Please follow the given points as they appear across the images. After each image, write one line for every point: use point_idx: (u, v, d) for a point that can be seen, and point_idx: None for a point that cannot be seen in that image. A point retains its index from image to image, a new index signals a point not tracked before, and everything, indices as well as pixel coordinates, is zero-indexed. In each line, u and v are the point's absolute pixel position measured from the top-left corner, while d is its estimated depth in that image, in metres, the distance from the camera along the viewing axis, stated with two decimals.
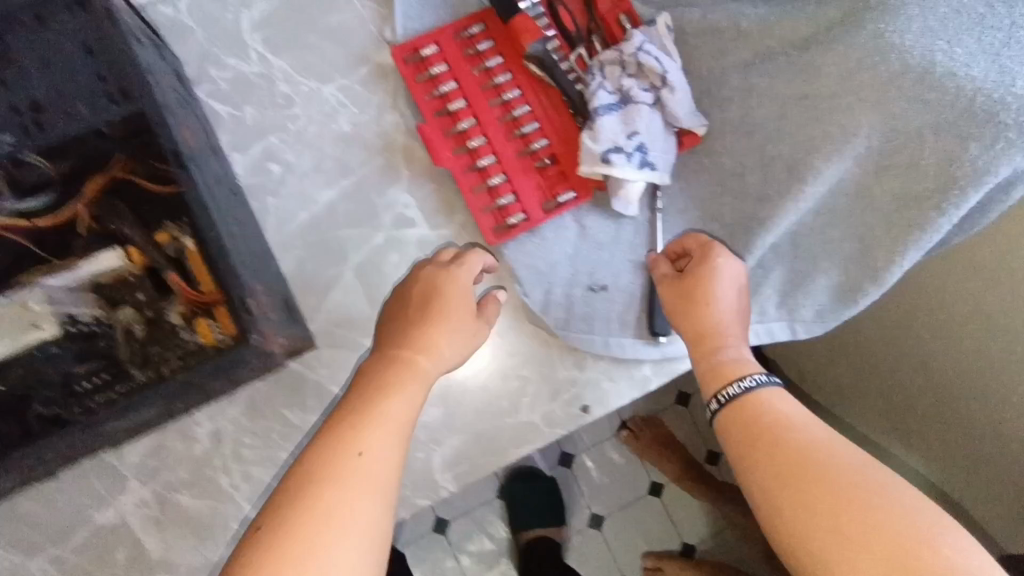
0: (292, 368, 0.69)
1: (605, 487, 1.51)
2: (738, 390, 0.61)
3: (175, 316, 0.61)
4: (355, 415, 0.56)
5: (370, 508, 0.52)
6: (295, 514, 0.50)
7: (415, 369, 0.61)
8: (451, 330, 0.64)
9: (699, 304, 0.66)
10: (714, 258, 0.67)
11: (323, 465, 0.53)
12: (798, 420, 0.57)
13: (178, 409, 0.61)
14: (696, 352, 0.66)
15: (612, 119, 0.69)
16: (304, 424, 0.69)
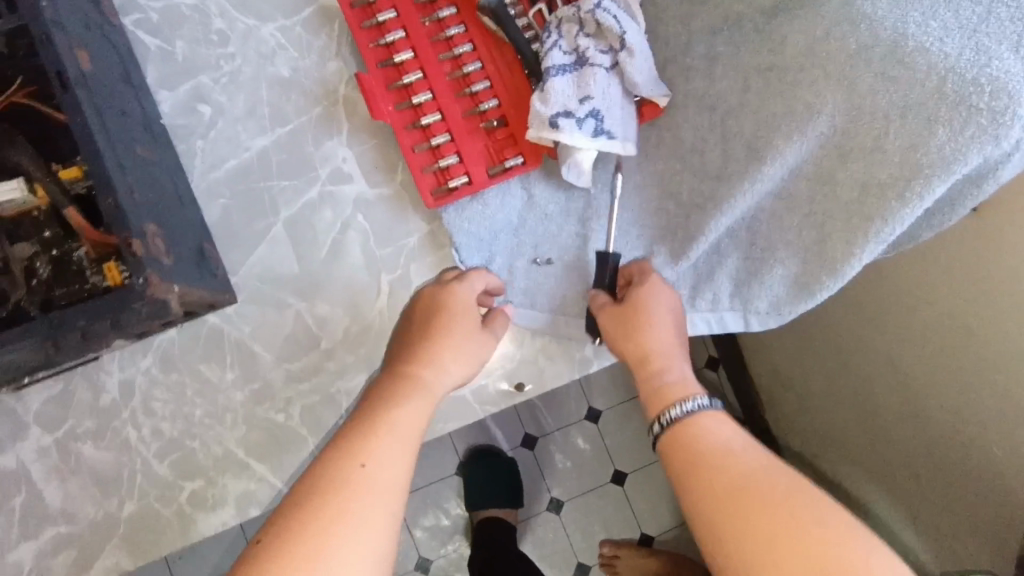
0: (211, 322, 0.66)
1: (568, 472, 1.48)
2: (680, 413, 0.58)
3: (82, 256, 0.60)
4: (363, 428, 0.53)
5: (376, 528, 0.49)
6: (298, 530, 0.47)
7: (418, 384, 0.58)
8: (461, 340, 0.61)
9: (640, 324, 0.63)
10: (653, 281, 0.65)
11: (326, 482, 0.49)
12: (734, 448, 0.55)
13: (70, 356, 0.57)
14: (637, 377, 0.63)
15: (565, 81, 0.65)
16: (221, 381, 0.66)
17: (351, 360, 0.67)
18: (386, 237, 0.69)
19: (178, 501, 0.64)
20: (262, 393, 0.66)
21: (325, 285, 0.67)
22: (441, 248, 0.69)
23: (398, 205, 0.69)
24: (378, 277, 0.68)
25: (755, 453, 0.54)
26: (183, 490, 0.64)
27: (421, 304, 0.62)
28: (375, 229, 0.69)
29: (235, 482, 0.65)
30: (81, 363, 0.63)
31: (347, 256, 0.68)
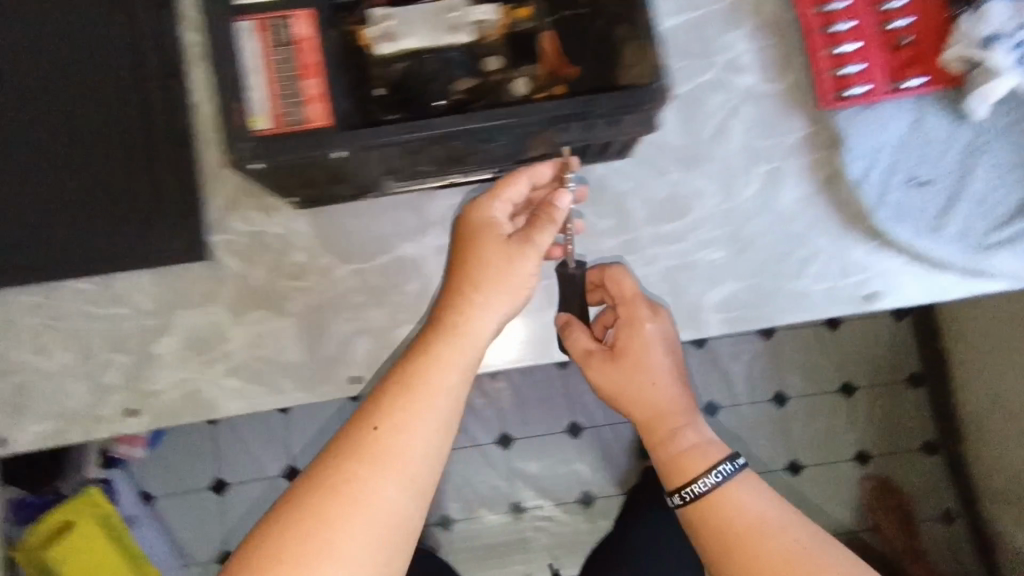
0: (597, 173, 0.72)
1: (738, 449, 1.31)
2: (705, 487, 0.63)
3: (518, 86, 0.63)
4: (390, 387, 0.53)
5: (394, 496, 0.50)
6: (315, 494, 0.49)
7: (456, 343, 0.55)
8: (500, 276, 0.57)
9: (635, 381, 0.66)
10: (638, 321, 0.67)
11: (347, 444, 0.51)
12: (758, 522, 0.60)
13: (520, 148, 0.59)
14: (650, 440, 0.68)
15: (1006, 5, 0.63)
16: (596, 228, 0.72)
17: (713, 236, 0.72)
18: (769, 130, 0.71)
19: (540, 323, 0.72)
20: (630, 246, 0.72)
21: (703, 162, 0.72)
22: (820, 151, 0.70)
23: (786, 101, 0.71)
24: (754, 166, 0.71)
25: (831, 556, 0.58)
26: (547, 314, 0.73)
27: (461, 235, 0.59)
28: (761, 119, 0.71)
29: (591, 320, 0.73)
30: (485, 180, 0.69)
31: (729, 139, 0.71)
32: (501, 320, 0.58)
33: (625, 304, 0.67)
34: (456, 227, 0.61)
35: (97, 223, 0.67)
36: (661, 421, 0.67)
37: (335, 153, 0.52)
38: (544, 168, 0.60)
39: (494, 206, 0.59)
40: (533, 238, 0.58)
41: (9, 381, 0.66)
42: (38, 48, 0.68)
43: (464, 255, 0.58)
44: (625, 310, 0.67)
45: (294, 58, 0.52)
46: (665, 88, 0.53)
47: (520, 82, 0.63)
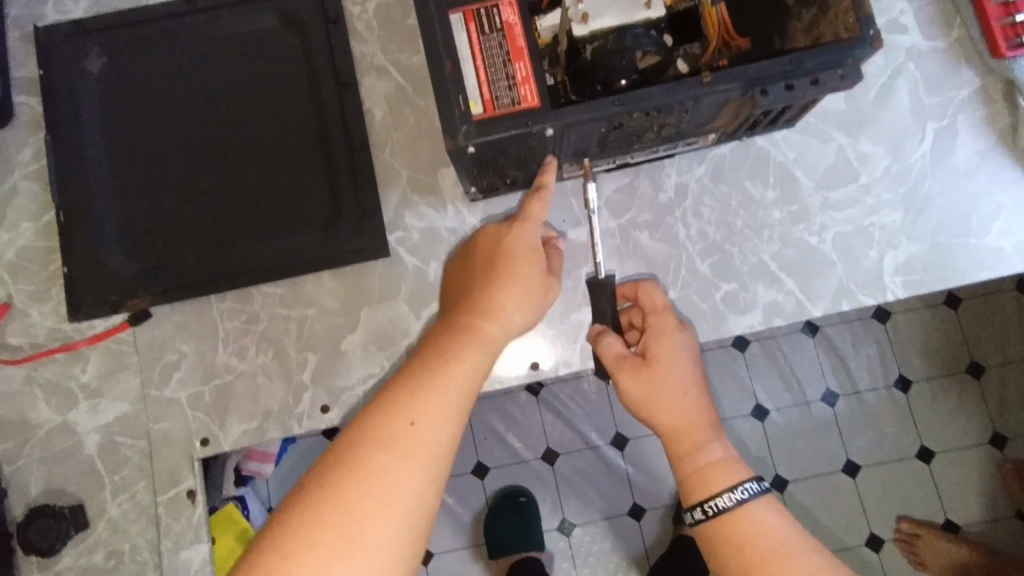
0: (759, 144, 0.72)
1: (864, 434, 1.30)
2: (729, 502, 0.59)
3: (681, 65, 0.64)
4: (419, 382, 0.54)
5: (413, 480, 0.51)
6: (347, 479, 0.49)
7: (481, 338, 0.58)
8: (525, 285, 0.60)
9: (663, 390, 0.63)
10: (668, 332, 0.65)
11: (376, 429, 0.52)
12: (786, 543, 0.58)
13: (705, 118, 0.61)
14: (676, 451, 0.64)
15: None
16: (762, 199, 0.71)
17: (887, 197, 0.70)
18: (937, 87, 0.71)
19: (714, 299, 0.71)
20: (799, 215, 0.71)
21: (870, 125, 0.71)
22: (992, 104, 0.70)
23: (952, 58, 0.71)
24: (924, 124, 0.71)
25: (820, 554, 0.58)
26: (719, 290, 0.71)
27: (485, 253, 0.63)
28: (926, 78, 0.71)
29: (766, 292, 0.71)
30: (652, 160, 0.71)
31: (895, 100, 0.71)
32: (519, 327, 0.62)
33: (654, 315, 0.66)
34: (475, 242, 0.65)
35: (282, 229, 0.70)
36: (685, 436, 0.63)
37: (548, 130, 0.55)
38: (552, 179, 0.64)
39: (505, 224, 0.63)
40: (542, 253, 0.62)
41: (213, 384, 0.69)
42: (222, 70, 0.73)
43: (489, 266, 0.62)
44: (654, 322, 0.65)
45: (503, 43, 0.55)
46: (877, 38, 0.53)
47: (681, 61, 0.64)
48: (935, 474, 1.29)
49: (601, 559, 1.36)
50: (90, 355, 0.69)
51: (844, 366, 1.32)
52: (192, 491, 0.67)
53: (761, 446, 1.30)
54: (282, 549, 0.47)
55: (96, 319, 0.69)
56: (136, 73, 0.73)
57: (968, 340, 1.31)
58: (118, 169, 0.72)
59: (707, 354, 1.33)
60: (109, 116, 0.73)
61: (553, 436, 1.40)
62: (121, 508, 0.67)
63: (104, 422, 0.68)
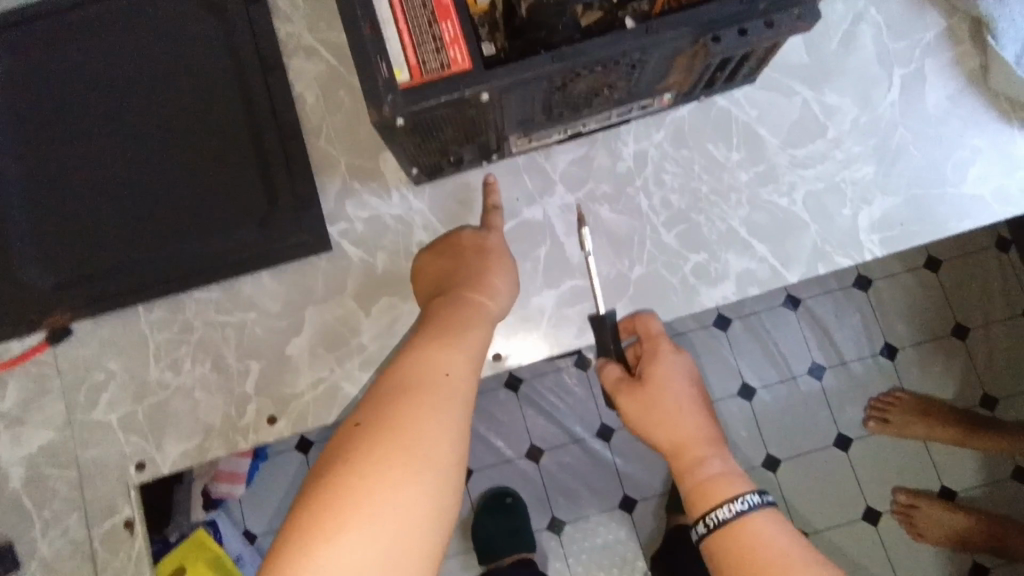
0: (719, 103, 0.67)
1: (854, 405, 1.27)
2: (729, 514, 0.54)
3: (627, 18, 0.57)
4: (442, 333, 0.50)
5: (458, 426, 0.46)
6: (393, 428, 0.43)
7: (488, 303, 0.55)
8: (508, 263, 0.59)
9: (660, 412, 0.58)
10: (664, 354, 0.60)
11: (411, 379, 0.47)
12: (786, 554, 0.51)
13: (654, 76, 0.56)
14: (676, 469, 0.59)
15: None
16: (727, 161, 0.67)
17: (859, 150, 0.66)
18: (901, 31, 0.67)
19: (683, 271, 0.66)
20: (767, 176, 0.67)
21: (835, 75, 0.67)
22: (961, 45, 0.66)
23: None
24: (891, 71, 0.67)
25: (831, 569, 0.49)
26: (689, 261, 0.66)
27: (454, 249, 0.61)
28: (890, 22, 0.67)
29: (738, 260, 0.66)
30: (607, 127, 0.67)
31: (859, 47, 0.67)
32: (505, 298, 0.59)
33: (649, 339, 0.62)
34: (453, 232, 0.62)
35: (215, 228, 0.65)
36: (684, 452, 0.58)
37: (483, 95, 0.50)
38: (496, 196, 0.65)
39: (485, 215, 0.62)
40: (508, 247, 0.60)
41: (146, 402, 0.63)
42: (137, 61, 0.67)
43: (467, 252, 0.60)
44: (648, 346, 0.61)
45: (428, 1, 0.50)
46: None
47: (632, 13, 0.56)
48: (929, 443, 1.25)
49: (595, 556, 1.31)
50: (8, 380, 0.63)
51: (829, 338, 1.28)
52: (130, 521, 0.61)
53: (749, 425, 1.26)
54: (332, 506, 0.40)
55: (12, 340, 0.63)
56: (44, 71, 0.67)
57: (950, 302, 1.28)
58: (30, 176, 0.66)
59: (687, 336, 1.29)
60: (18, 119, 0.67)
61: (537, 433, 1.35)
62: (53, 545, 0.61)
63: (28, 452, 0.62)
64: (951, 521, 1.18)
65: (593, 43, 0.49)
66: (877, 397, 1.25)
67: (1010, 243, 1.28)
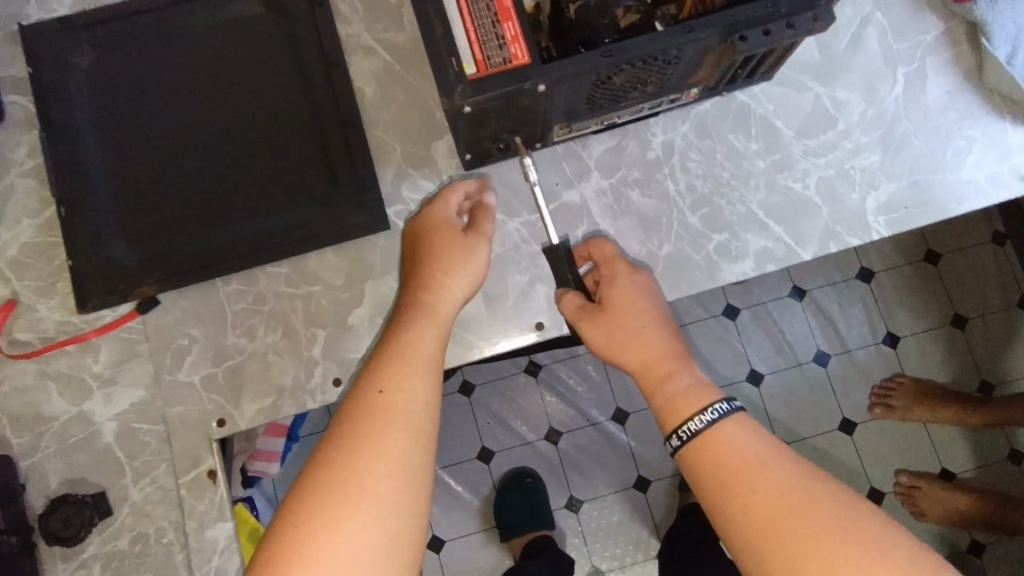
0: (740, 98, 0.74)
1: (858, 389, 1.34)
2: (702, 423, 0.56)
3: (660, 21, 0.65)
4: (382, 362, 0.56)
5: (402, 440, 0.51)
6: (339, 456, 0.50)
7: (432, 314, 0.61)
8: (460, 260, 0.63)
9: (624, 328, 0.64)
10: (621, 277, 0.66)
11: (352, 410, 0.53)
12: (761, 458, 0.53)
13: (684, 72, 0.64)
14: (647, 388, 0.63)
15: None
16: (746, 150, 0.74)
17: (866, 140, 0.73)
18: (905, 33, 0.74)
19: (707, 250, 0.73)
20: (783, 163, 0.74)
21: (844, 73, 0.74)
22: (958, 46, 0.74)
23: (916, 4, 0.74)
24: (894, 69, 0.74)
25: (793, 466, 0.53)
26: (712, 240, 0.73)
27: (415, 249, 0.67)
28: (894, 25, 0.74)
29: (756, 239, 0.73)
30: (638, 119, 0.74)
31: (866, 47, 0.74)
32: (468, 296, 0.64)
33: (606, 264, 0.68)
34: (416, 225, 0.68)
35: (284, 208, 0.72)
36: (653, 369, 0.62)
37: (539, 86, 0.56)
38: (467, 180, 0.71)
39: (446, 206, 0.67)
40: (480, 228, 0.65)
41: (225, 365, 0.70)
42: (211, 58, 0.74)
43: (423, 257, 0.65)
44: (607, 271, 0.67)
45: (491, 4, 0.57)
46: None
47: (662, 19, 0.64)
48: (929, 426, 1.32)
49: (611, 533, 1.38)
50: (101, 345, 0.70)
51: (833, 325, 1.35)
52: (212, 471, 0.68)
53: (759, 408, 1.33)
54: (295, 537, 0.47)
55: (104, 309, 0.70)
56: (125, 66, 0.74)
57: (948, 291, 1.35)
58: (114, 161, 0.72)
59: (699, 323, 1.35)
60: (102, 110, 0.73)
61: (556, 416, 1.42)
62: (143, 492, 0.68)
63: (119, 409, 0.69)
64: (951, 500, 1.25)
65: (637, 41, 0.56)
66: (879, 383, 1.33)
67: (1005, 237, 1.35)
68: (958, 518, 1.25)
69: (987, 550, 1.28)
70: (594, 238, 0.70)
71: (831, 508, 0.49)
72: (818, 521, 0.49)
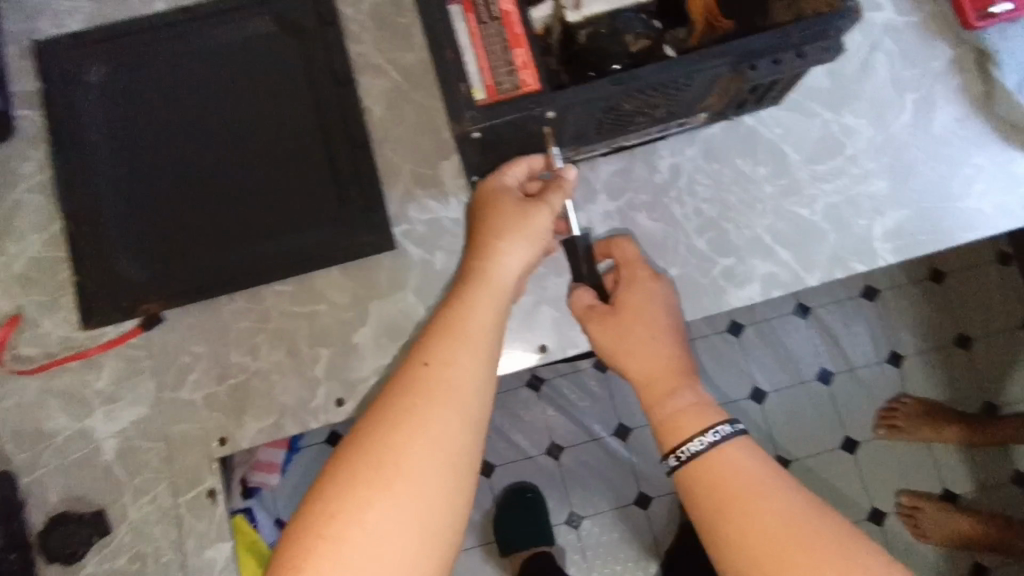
0: (748, 122, 0.74)
1: (861, 409, 1.33)
2: (703, 445, 0.59)
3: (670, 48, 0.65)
4: (434, 335, 0.57)
5: (445, 416, 0.53)
6: (382, 427, 0.52)
7: (484, 287, 0.60)
8: (516, 232, 0.61)
9: (631, 339, 0.65)
10: (640, 282, 0.66)
11: (401, 380, 0.55)
12: (757, 484, 0.56)
13: (693, 99, 0.64)
14: (648, 399, 0.64)
15: None
16: (754, 174, 0.74)
17: (874, 166, 0.73)
18: (914, 60, 0.74)
19: (713, 274, 0.73)
20: (791, 188, 0.74)
21: (853, 99, 0.74)
22: (967, 74, 0.73)
23: (925, 31, 0.74)
24: (903, 95, 0.74)
25: (790, 494, 0.56)
26: (718, 265, 0.73)
27: (475, 214, 0.64)
28: (903, 52, 0.74)
29: (763, 264, 0.73)
30: (646, 141, 0.74)
31: (874, 73, 0.74)
32: (528, 263, 0.62)
33: (628, 266, 0.67)
34: (473, 202, 0.65)
35: (291, 227, 0.72)
36: (656, 383, 0.64)
37: (549, 113, 0.56)
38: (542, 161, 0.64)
39: (505, 178, 0.64)
40: (544, 198, 0.62)
41: (228, 383, 0.70)
42: (222, 76, 0.74)
43: (480, 224, 0.63)
44: (626, 274, 0.67)
45: (502, 31, 0.57)
46: (858, 8, 0.55)
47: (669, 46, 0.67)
48: (932, 446, 1.31)
49: (611, 549, 1.36)
50: (104, 361, 0.70)
51: (837, 344, 1.35)
52: (212, 490, 0.68)
53: (762, 426, 1.32)
54: (335, 498, 0.50)
55: (108, 325, 0.70)
56: (136, 83, 0.74)
57: (953, 311, 1.35)
58: (124, 178, 0.72)
59: (702, 340, 1.35)
60: (112, 126, 0.73)
61: (558, 431, 1.41)
62: (141, 511, 0.68)
63: (121, 427, 0.69)
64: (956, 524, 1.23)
65: (646, 69, 0.56)
66: (883, 405, 1.32)
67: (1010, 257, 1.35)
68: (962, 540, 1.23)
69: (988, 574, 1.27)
70: (616, 237, 0.69)
71: (820, 543, 0.52)
72: (807, 553, 0.52)
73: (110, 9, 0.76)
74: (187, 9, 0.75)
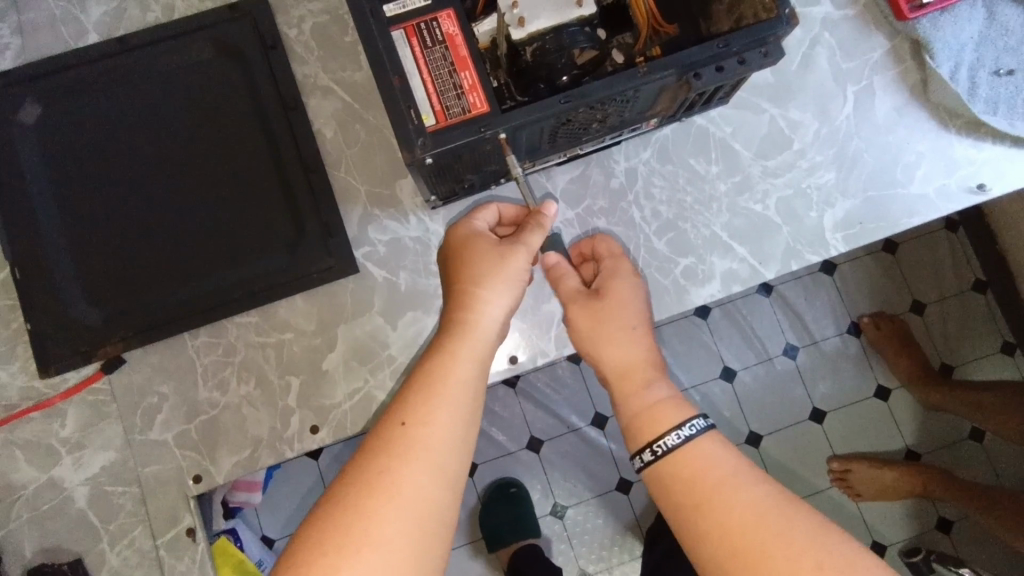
0: (699, 122, 0.76)
1: (827, 380, 1.37)
2: (676, 440, 0.55)
3: (617, 56, 0.67)
4: (413, 386, 0.52)
5: (420, 477, 0.48)
6: (348, 493, 0.46)
7: (466, 334, 0.56)
8: (494, 270, 0.58)
9: (609, 327, 0.62)
10: (622, 274, 0.64)
11: (373, 440, 0.50)
12: (728, 478, 0.52)
13: (640, 109, 0.65)
14: (623, 394, 0.61)
15: None
16: (707, 173, 0.75)
17: (820, 159, 0.75)
18: (852, 52, 0.76)
19: (674, 274, 0.74)
20: (744, 185, 0.75)
21: (797, 93, 0.76)
22: (904, 62, 0.76)
23: (862, 24, 0.77)
24: (845, 87, 0.76)
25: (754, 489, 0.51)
26: (679, 265, 0.74)
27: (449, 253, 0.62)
28: (841, 44, 0.76)
29: (721, 261, 0.74)
30: (601, 148, 0.75)
31: (816, 67, 0.76)
32: (507, 312, 0.59)
33: (611, 261, 0.66)
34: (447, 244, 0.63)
35: (248, 258, 0.71)
36: (630, 377, 0.60)
37: (500, 134, 0.57)
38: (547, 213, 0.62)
39: (478, 221, 0.63)
40: (523, 238, 0.59)
41: (198, 421, 0.69)
42: (162, 106, 0.72)
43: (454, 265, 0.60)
44: (611, 264, 0.65)
45: (447, 53, 0.57)
46: (794, 14, 0.56)
47: (616, 53, 0.67)
48: (892, 405, 1.36)
49: (596, 536, 1.35)
50: (67, 409, 0.70)
51: (801, 319, 1.38)
52: (191, 529, 0.68)
53: (734, 405, 1.35)
54: None
55: (68, 372, 0.69)
56: (74, 118, 0.72)
57: (908, 280, 1.39)
58: (69, 218, 0.71)
59: (672, 325, 1.37)
60: (51, 164, 0.72)
61: (537, 425, 1.39)
62: (121, 556, 0.68)
63: (90, 473, 0.69)
64: (886, 480, 1.26)
65: (591, 84, 0.56)
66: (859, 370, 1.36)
67: (958, 223, 1.39)
68: (891, 492, 1.27)
69: (955, 526, 1.31)
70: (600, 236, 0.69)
71: (811, 544, 0.47)
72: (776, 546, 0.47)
73: (41, 45, 0.73)
74: (122, 39, 0.73)
